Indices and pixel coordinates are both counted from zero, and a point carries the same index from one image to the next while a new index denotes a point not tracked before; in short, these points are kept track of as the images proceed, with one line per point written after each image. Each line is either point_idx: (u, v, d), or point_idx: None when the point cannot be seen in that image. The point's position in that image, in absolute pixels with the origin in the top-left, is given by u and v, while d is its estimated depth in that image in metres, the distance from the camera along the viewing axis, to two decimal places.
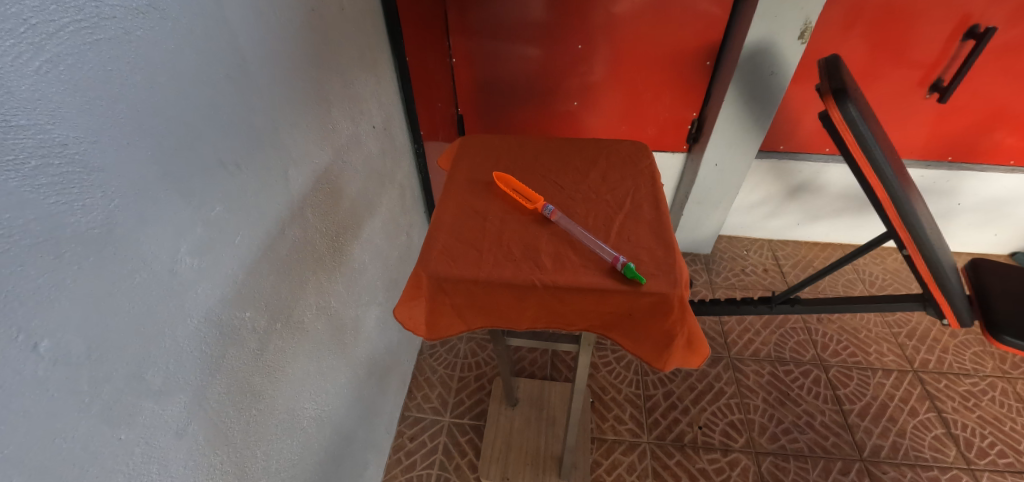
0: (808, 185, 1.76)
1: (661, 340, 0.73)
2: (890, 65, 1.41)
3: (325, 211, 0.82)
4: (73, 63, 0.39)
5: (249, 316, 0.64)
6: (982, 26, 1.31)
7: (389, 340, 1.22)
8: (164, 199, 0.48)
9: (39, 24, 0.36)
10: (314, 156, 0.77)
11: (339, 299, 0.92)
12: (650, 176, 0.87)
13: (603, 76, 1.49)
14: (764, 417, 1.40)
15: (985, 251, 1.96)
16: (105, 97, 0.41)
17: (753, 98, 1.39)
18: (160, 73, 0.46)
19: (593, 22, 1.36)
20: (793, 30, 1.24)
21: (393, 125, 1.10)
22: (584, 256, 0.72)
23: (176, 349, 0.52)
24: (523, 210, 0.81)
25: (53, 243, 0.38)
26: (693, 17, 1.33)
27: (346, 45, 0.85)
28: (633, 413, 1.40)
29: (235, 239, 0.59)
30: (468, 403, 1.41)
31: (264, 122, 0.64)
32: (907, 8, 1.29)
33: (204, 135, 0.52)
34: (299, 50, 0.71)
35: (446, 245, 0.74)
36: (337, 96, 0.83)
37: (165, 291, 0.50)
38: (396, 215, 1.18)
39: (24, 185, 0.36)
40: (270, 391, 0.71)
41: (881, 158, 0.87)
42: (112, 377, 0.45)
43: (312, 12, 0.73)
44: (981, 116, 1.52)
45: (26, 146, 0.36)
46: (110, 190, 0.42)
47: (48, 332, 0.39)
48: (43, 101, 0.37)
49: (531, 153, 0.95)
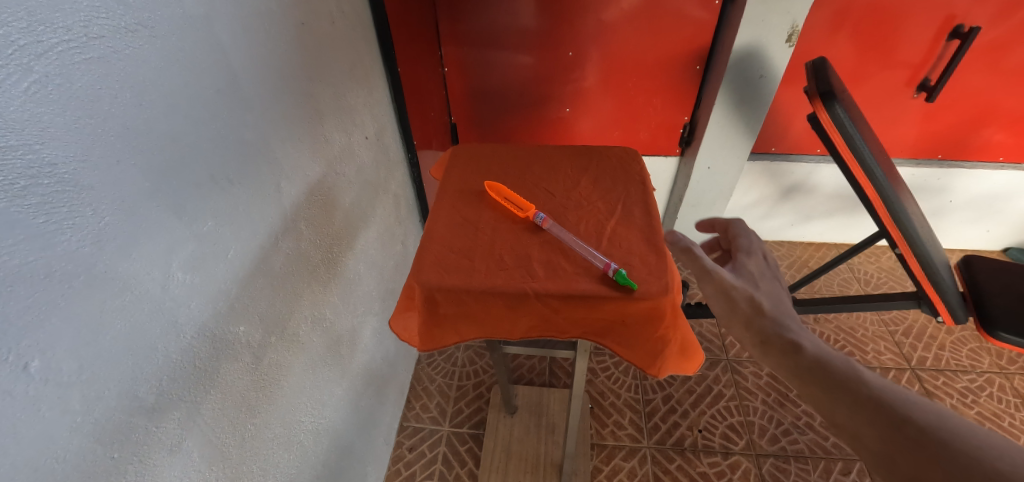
0: (801, 186, 1.78)
1: (656, 347, 0.73)
2: (878, 65, 1.43)
3: (319, 222, 0.82)
4: (62, 83, 0.39)
5: (243, 330, 0.64)
6: (966, 26, 1.33)
7: (386, 350, 1.22)
8: (155, 216, 0.48)
9: (26, 45, 0.36)
10: (307, 168, 0.77)
11: (335, 311, 0.91)
12: (641, 182, 0.88)
13: (594, 82, 1.50)
14: (764, 419, 1.40)
15: (979, 248, 1.98)
16: (95, 115, 0.41)
17: (744, 100, 1.39)
18: (150, 91, 0.46)
19: (583, 29, 1.38)
20: (782, 33, 1.25)
21: (387, 136, 1.11)
22: (575, 263, 0.73)
23: (169, 366, 0.51)
24: (515, 218, 0.81)
25: (44, 263, 0.39)
26: (682, 22, 1.34)
27: (337, 57, 0.86)
28: (633, 418, 1.40)
29: (228, 253, 0.59)
30: (467, 412, 1.40)
31: (255, 136, 0.64)
32: (892, 9, 1.31)
33: (194, 151, 0.52)
34: (290, 63, 0.71)
35: (439, 255, 0.74)
36: (329, 108, 0.84)
37: (156, 307, 0.49)
38: (391, 225, 1.18)
39: (14, 205, 0.36)
40: (265, 405, 0.71)
41: (870, 159, 0.88)
42: (104, 395, 0.44)
43: (303, 26, 0.74)
44: (970, 114, 1.53)
45: (15, 167, 0.36)
46: (100, 209, 0.42)
47: (38, 353, 0.39)
48: (32, 121, 0.37)
49: (523, 161, 0.95)
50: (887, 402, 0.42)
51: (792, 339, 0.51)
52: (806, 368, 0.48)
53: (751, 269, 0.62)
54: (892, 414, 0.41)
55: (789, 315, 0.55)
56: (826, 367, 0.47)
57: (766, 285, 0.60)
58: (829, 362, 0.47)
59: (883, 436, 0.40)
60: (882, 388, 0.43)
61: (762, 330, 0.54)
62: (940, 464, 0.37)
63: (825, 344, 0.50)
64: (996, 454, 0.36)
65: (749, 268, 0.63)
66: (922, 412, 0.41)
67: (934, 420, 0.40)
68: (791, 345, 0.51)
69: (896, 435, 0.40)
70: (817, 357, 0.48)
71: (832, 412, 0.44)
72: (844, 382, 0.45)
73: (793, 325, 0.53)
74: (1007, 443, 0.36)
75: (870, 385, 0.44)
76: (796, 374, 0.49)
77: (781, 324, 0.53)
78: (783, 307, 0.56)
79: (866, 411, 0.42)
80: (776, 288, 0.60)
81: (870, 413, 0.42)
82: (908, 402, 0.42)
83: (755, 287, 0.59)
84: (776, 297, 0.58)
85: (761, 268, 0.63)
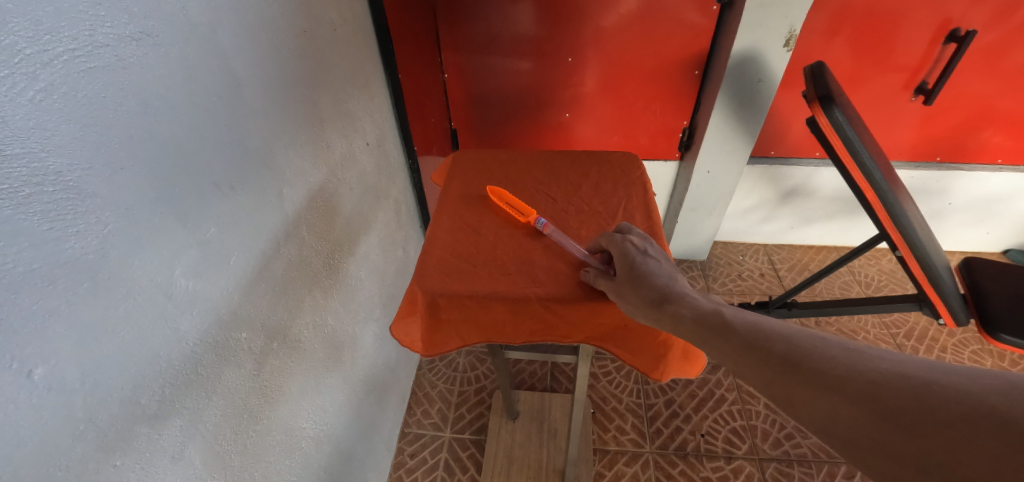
0: (800, 189, 1.78)
1: (659, 351, 0.73)
2: (876, 69, 1.44)
3: (320, 229, 0.82)
4: (68, 91, 0.39)
5: (244, 337, 0.64)
6: (963, 29, 1.34)
7: (387, 356, 1.21)
8: (158, 223, 0.48)
9: (33, 54, 0.37)
10: (308, 174, 0.77)
11: (337, 317, 0.91)
12: (642, 186, 0.88)
13: (593, 87, 1.51)
14: (767, 422, 1.40)
15: (980, 250, 1.98)
16: (100, 123, 0.42)
17: (742, 105, 1.40)
18: (154, 99, 0.47)
19: (581, 35, 1.38)
20: (779, 38, 1.26)
21: (387, 142, 1.11)
22: (578, 269, 0.73)
23: (173, 372, 0.51)
24: (517, 223, 0.81)
25: (49, 270, 0.39)
26: (680, 27, 1.35)
27: (338, 64, 0.86)
28: (635, 422, 1.40)
29: (230, 259, 0.59)
30: (468, 418, 1.40)
31: (258, 143, 0.64)
32: (889, 13, 1.32)
33: (197, 158, 0.53)
34: (291, 69, 0.71)
35: (441, 260, 0.74)
36: (330, 115, 0.84)
37: (160, 314, 0.49)
38: (391, 231, 1.18)
39: (18, 212, 0.36)
40: (267, 411, 0.71)
41: (869, 162, 0.89)
42: (108, 402, 0.44)
43: (305, 33, 0.75)
44: (967, 116, 1.54)
45: (20, 175, 0.36)
46: (104, 216, 0.43)
47: (42, 360, 0.39)
48: (37, 129, 0.37)
49: (524, 167, 0.95)
50: (755, 340, 0.49)
51: (676, 310, 0.58)
52: (691, 327, 0.55)
53: (626, 248, 0.67)
54: (762, 349, 0.48)
55: (671, 284, 0.61)
56: (705, 322, 0.54)
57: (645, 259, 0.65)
58: (707, 317, 0.55)
59: (758, 370, 0.47)
60: (752, 328, 0.50)
61: (656, 306, 0.59)
62: (801, 381, 0.43)
63: (705, 302, 0.57)
64: (842, 362, 0.42)
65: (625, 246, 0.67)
66: (784, 339, 0.47)
67: (794, 345, 0.46)
68: (676, 311, 0.57)
69: (765, 366, 0.46)
70: (697, 317, 0.55)
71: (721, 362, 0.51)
72: (721, 333, 0.52)
73: (677, 293, 0.60)
74: (849, 351, 0.43)
75: (741, 329, 0.51)
76: (685, 334, 0.56)
77: (666, 296, 0.60)
78: (665, 275, 0.63)
79: (742, 351, 0.49)
80: (655, 259, 0.66)
81: (744, 353, 0.49)
82: (771, 334, 0.49)
83: (633, 265, 0.64)
84: (653, 270, 0.63)
85: (636, 245, 0.68)
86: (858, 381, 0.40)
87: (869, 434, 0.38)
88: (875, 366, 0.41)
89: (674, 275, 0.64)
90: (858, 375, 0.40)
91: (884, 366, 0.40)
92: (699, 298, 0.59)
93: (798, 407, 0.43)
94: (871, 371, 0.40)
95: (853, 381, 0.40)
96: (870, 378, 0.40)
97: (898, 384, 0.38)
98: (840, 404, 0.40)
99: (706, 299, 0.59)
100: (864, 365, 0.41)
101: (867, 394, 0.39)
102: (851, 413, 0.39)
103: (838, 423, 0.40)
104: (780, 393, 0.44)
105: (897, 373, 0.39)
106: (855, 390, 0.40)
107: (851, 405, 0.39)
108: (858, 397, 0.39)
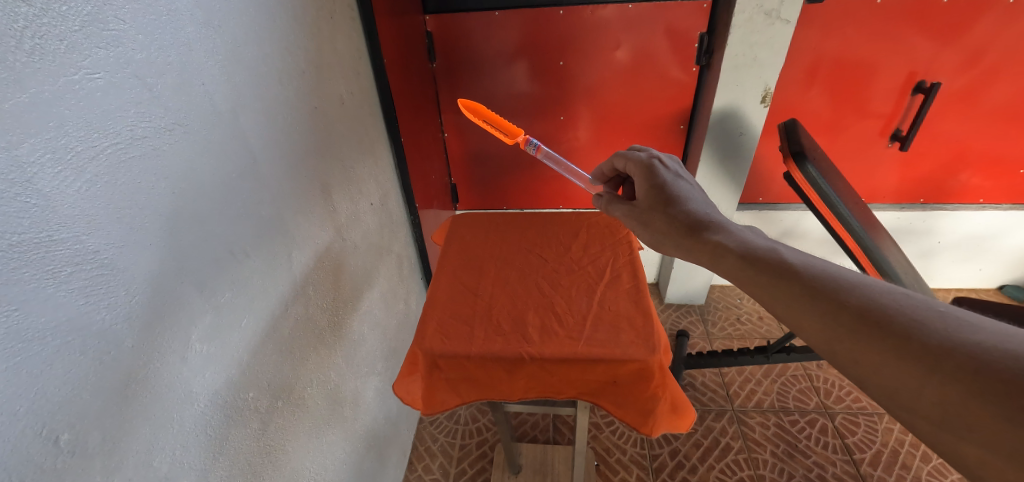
0: (791, 232, 1.83)
1: (648, 408, 0.75)
2: (852, 118, 1.52)
3: (327, 287, 0.87)
4: (109, 180, 0.44)
5: (252, 396, 0.66)
6: (928, 82, 1.43)
7: (389, 410, 1.22)
8: (179, 292, 0.52)
9: (82, 150, 0.42)
10: (316, 237, 0.82)
11: (339, 373, 0.93)
12: (628, 246, 0.93)
13: (586, 141, 1.59)
14: (775, 472, 1.37)
15: (974, 286, 2.01)
16: (134, 206, 0.46)
17: (728, 156, 1.48)
18: (182, 178, 0.52)
19: (572, 96, 1.48)
20: (755, 95, 1.34)
21: (390, 200, 1.17)
22: (569, 328, 0.77)
23: (183, 432, 0.54)
24: (505, 143, 0.91)
25: (79, 342, 0.42)
26: (665, 85, 1.44)
27: (346, 135, 0.93)
28: (640, 474, 1.37)
29: (241, 322, 0.63)
30: (470, 472, 1.38)
31: (271, 211, 0.69)
32: (858, 68, 1.41)
33: (214, 229, 0.57)
34: (304, 142, 0.78)
35: (441, 321, 0.78)
36: (337, 181, 0.90)
37: (174, 376, 0.52)
38: (394, 284, 1.23)
39: (58, 289, 0.40)
40: (271, 470, 0.72)
41: (845, 211, 0.94)
42: (123, 465, 0.47)
43: (316, 109, 0.82)
44: (945, 160, 1.61)
45: (64, 256, 0.41)
46: (132, 288, 0.47)
47: (68, 427, 0.41)
48: (81, 216, 0.42)
49: (518, 227, 1.01)
50: (824, 290, 0.46)
51: (721, 244, 0.57)
52: (739, 267, 0.54)
53: (657, 177, 0.71)
54: (834, 301, 0.45)
55: (709, 215, 0.63)
56: (758, 263, 0.52)
57: (677, 189, 0.69)
58: (757, 255, 0.53)
59: (826, 327, 0.44)
60: (819, 276, 0.48)
61: (692, 230, 0.62)
62: (877, 348, 0.40)
63: (752, 238, 0.56)
64: (938, 331, 0.39)
65: (656, 175, 0.71)
66: (862, 294, 0.44)
67: (874, 302, 0.43)
68: (721, 248, 0.57)
69: (837, 323, 0.43)
70: (744, 255, 0.54)
71: (775, 308, 0.49)
72: (780, 279, 0.49)
73: (717, 226, 0.61)
74: (945, 319, 0.40)
75: (806, 275, 0.48)
76: (733, 275, 0.54)
77: (704, 230, 0.61)
78: (699, 203, 0.66)
79: (803, 302, 0.46)
80: (687, 189, 0.69)
81: (807, 304, 0.46)
82: (846, 286, 0.45)
83: (666, 195, 0.68)
84: (688, 200, 0.66)
85: (666, 175, 0.72)
86: (956, 356, 0.37)
87: (957, 416, 0.36)
88: (980, 342, 0.37)
89: (710, 204, 0.67)
90: (956, 349, 0.37)
91: (993, 342, 0.36)
92: (744, 232, 0.58)
93: (869, 373, 0.41)
94: (976, 346, 0.37)
95: (950, 355, 0.37)
96: (971, 354, 0.36)
97: (1007, 366, 0.35)
98: (929, 380, 0.37)
99: (751, 234, 0.58)
100: (965, 338, 0.37)
101: (969, 372, 0.36)
102: (941, 393, 0.37)
103: (921, 399, 0.38)
104: (848, 356, 0.42)
105: (1006, 354, 0.35)
106: (951, 367, 0.37)
107: (941, 384, 0.37)
108: (954, 376, 0.36)
